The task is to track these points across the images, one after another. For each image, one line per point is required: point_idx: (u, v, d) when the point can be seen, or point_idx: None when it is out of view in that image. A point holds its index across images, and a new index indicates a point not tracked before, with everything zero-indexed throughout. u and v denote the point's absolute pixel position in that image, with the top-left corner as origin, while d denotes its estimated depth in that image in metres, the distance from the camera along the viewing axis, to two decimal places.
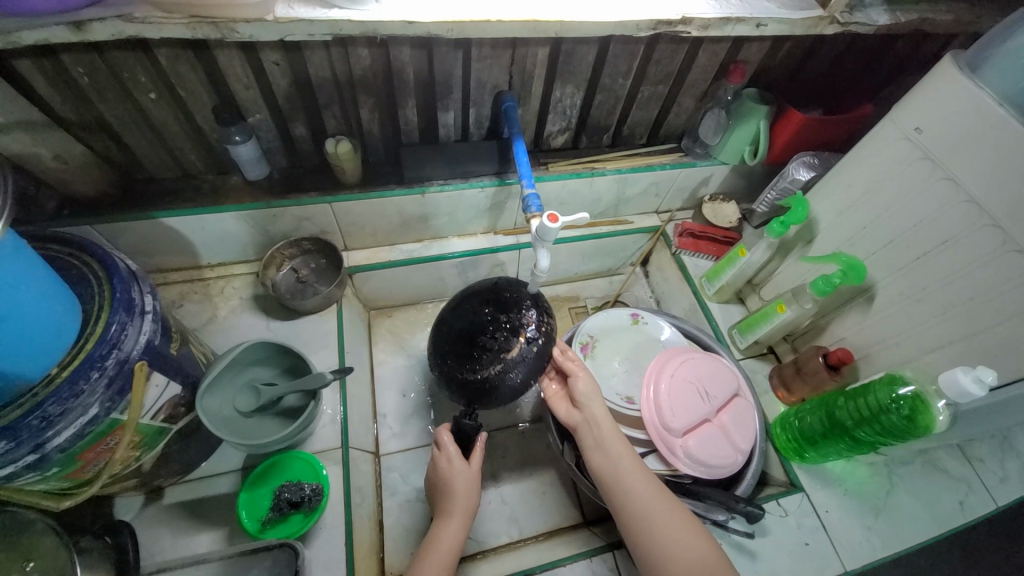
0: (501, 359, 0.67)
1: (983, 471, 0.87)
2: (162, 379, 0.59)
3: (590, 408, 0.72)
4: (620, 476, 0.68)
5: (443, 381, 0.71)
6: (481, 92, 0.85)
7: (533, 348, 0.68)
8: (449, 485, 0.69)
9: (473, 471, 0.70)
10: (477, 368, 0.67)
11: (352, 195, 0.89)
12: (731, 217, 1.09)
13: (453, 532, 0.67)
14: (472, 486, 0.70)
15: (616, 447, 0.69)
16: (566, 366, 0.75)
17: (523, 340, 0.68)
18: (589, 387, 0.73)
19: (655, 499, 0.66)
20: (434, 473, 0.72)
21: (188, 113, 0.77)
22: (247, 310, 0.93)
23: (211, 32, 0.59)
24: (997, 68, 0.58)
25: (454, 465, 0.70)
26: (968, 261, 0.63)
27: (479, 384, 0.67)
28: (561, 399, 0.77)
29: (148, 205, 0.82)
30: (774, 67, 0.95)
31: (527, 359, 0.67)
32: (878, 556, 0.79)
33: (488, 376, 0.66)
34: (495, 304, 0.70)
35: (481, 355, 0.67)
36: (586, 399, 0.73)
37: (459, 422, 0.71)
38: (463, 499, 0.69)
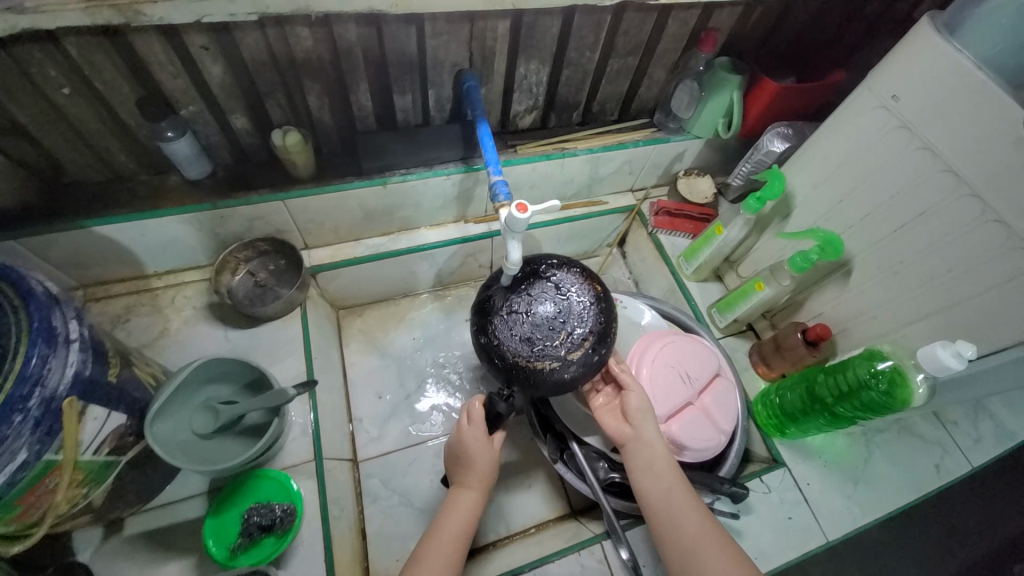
0: (560, 356, 0.65)
1: (957, 434, 0.89)
2: (100, 411, 0.54)
3: (642, 427, 0.68)
4: (667, 503, 0.64)
5: (488, 358, 0.69)
6: (439, 70, 0.79)
7: (597, 355, 0.65)
8: (471, 462, 0.69)
9: (496, 450, 0.70)
10: (533, 358, 0.65)
11: (307, 190, 0.82)
12: (707, 192, 1.06)
13: (467, 503, 0.67)
14: (493, 465, 0.70)
15: (665, 472, 0.65)
16: (621, 378, 0.72)
17: (586, 344, 0.65)
18: (641, 404, 0.70)
19: (704, 530, 0.61)
20: (455, 447, 0.72)
21: (110, 109, 0.69)
22: (202, 321, 0.87)
23: (114, 17, 0.51)
24: (976, 29, 0.56)
25: (478, 445, 0.69)
26: (946, 231, 0.62)
27: (529, 374, 0.65)
28: (608, 409, 0.73)
29: (77, 214, 0.74)
30: (747, 33, 0.91)
31: (583, 365, 0.65)
32: (860, 524, 0.80)
33: (541, 369, 0.65)
34: (565, 300, 0.68)
35: (540, 349, 0.65)
36: (639, 415, 0.69)
37: (493, 402, 0.70)
38: (483, 473, 0.69)
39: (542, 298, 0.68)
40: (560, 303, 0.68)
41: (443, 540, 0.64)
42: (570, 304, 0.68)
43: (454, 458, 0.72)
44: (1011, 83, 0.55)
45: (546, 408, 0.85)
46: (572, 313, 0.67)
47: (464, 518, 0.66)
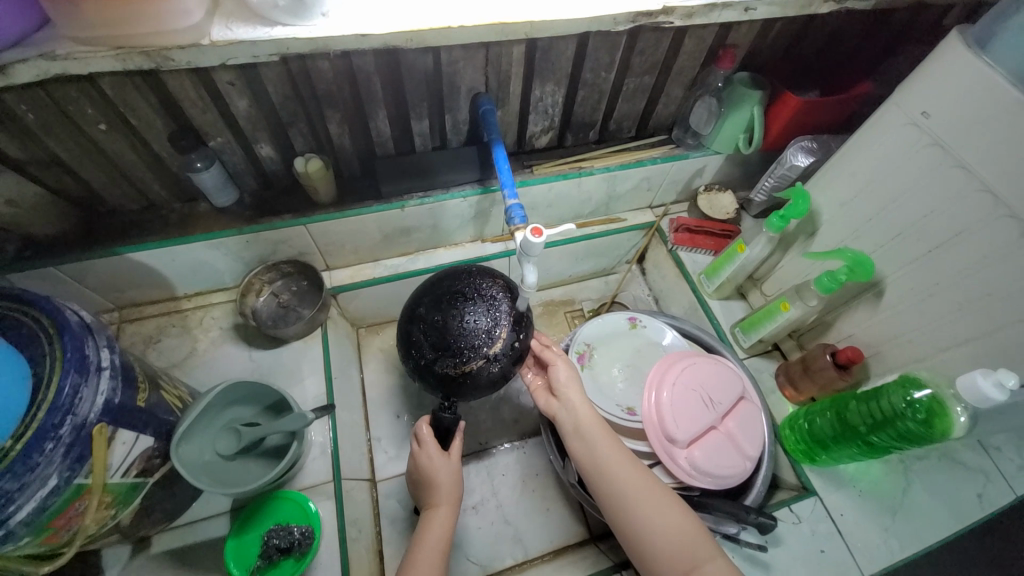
0: (485, 354, 0.64)
1: (1001, 460, 0.82)
2: (129, 436, 0.56)
3: (568, 395, 0.72)
4: (602, 461, 0.67)
5: (420, 377, 0.67)
6: (455, 95, 0.80)
7: (517, 343, 0.66)
8: (432, 479, 0.70)
9: (455, 462, 0.71)
10: (459, 364, 0.64)
11: (328, 215, 0.84)
12: (728, 207, 1.04)
13: (441, 520, 0.68)
14: (456, 478, 0.70)
15: (594, 434, 0.69)
16: (546, 355, 0.76)
17: (503, 334, 0.65)
18: (568, 375, 0.74)
19: (635, 479, 0.66)
20: (414, 469, 0.72)
21: (144, 141, 0.72)
22: (228, 341, 0.89)
23: (144, 62, 0.54)
24: (1010, 43, 0.53)
25: (436, 461, 0.70)
26: (984, 253, 0.59)
27: (462, 381, 0.64)
28: (541, 389, 0.77)
29: (114, 240, 0.78)
30: (767, 47, 0.89)
31: (508, 354, 0.65)
32: (898, 559, 0.75)
33: (469, 372, 0.64)
34: (476, 296, 0.66)
35: (462, 351, 0.64)
36: (565, 387, 0.73)
37: (437, 416, 0.69)
38: (449, 487, 0.69)
39: (454, 303, 0.66)
40: (469, 296, 0.66)
41: (426, 554, 0.65)
42: (482, 300, 0.66)
43: (417, 479, 0.72)
44: None
45: None
46: (486, 307, 0.66)
47: (445, 526, 0.68)
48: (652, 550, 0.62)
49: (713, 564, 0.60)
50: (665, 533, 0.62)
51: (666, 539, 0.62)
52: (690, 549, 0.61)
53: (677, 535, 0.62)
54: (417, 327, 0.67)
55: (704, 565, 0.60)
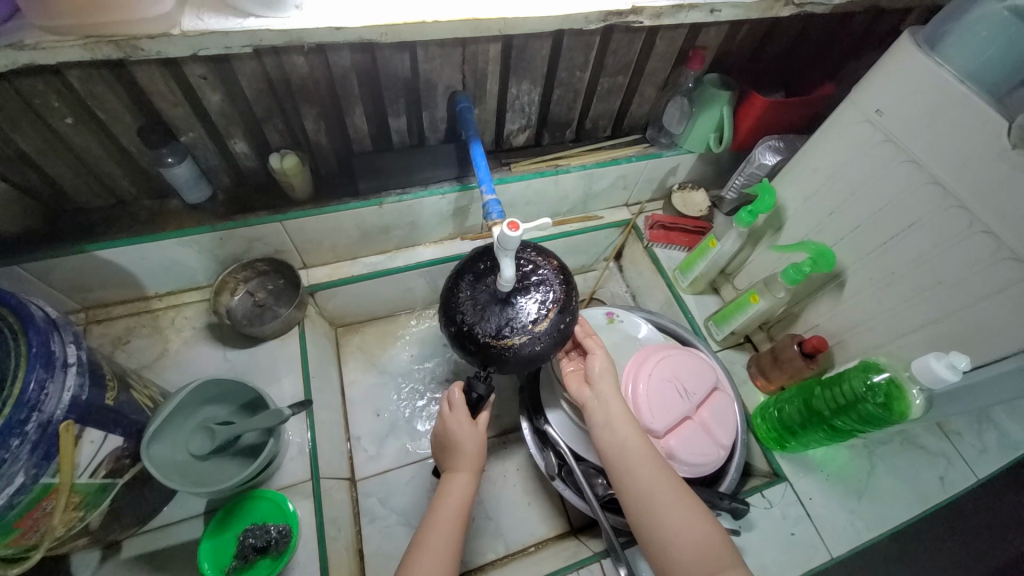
0: (530, 330, 0.67)
1: (962, 444, 0.87)
2: (98, 435, 0.55)
3: (601, 386, 0.73)
4: (629, 457, 0.66)
5: (461, 345, 0.70)
6: (433, 92, 0.80)
7: (561, 325, 0.69)
8: (457, 446, 0.70)
9: (481, 432, 0.71)
10: (503, 336, 0.67)
11: (305, 211, 0.84)
12: (701, 205, 1.07)
13: (460, 486, 0.68)
14: (480, 446, 0.71)
15: (625, 432, 0.68)
16: (587, 344, 0.78)
17: (549, 315, 0.68)
18: (605, 367, 0.75)
19: (663, 482, 0.64)
20: (440, 434, 0.73)
21: (113, 136, 0.71)
22: (202, 341, 0.88)
23: (112, 52, 0.53)
24: (956, 44, 0.57)
25: (463, 428, 0.71)
26: (934, 243, 0.63)
27: (503, 353, 0.67)
28: (574, 375, 0.78)
29: (81, 238, 0.76)
30: (735, 50, 0.93)
31: (551, 334, 0.68)
32: (864, 539, 0.78)
33: (511, 346, 0.67)
34: (527, 275, 0.71)
35: (508, 325, 0.68)
36: (599, 378, 0.74)
37: (470, 384, 0.71)
38: (471, 455, 0.70)
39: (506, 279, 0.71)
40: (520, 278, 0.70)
41: (442, 522, 0.64)
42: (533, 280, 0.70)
43: (441, 445, 0.73)
44: (994, 96, 0.56)
45: (542, 423, 0.85)
46: (536, 287, 0.70)
47: (459, 500, 0.67)
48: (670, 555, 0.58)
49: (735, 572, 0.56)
50: (687, 537, 0.59)
51: (684, 542, 0.59)
52: (712, 555, 0.57)
53: (700, 542, 0.58)
54: (466, 297, 0.71)
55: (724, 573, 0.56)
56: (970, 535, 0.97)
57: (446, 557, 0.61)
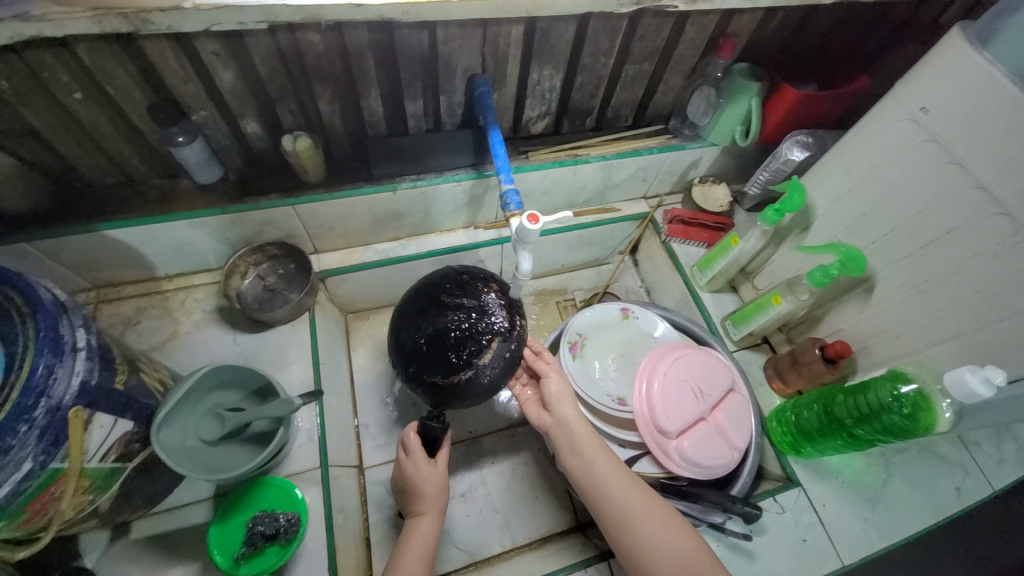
0: (473, 364, 0.62)
1: (980, 455, 0.84)
2: (107, 419, 0.55)
3: (560, 410, 0.71)
4: (597, 475, 0.66)
5: (409, 382, 0.65)
6: (451, 76, 0.77)
7: (507, 353, 0.63)
8: (419, 488, 0.69)
9: (440, 471, 0.70)
10: (446, 373, 0.62)
11: (317, 196, 0.82)
12: (722, 200, 1.04)
13: (426, 525, 0.68)
14: (442, 486, 0.70)
15: (590, 450, 0.67)
16: (538, 367, 0.74)
17: (492, 344, 0.62)
18: (561, 389, 0.72)
19: (637, 497, 0.63)
20: (402, 478, 0.72)
21: (123, 113, 0.69)
22: (211, 324, 0.87)
23: (122, 25, 0.52)
24: (1011, 40, 0.53)
25: (421, 469, 0.70)
26: (975, 251, 0.60)
27: (450, 390, 0.62)
28: (532, 403, 0.76)
29: (91, 217, 0.75)
30: (768, 38, 0.88)
31: (498, 363, 0.63)
32: (876, 548, 0.77)
33: (458, 382, 0.62)
34: (464, 301, 0.64)
35: (449, 360, 0.62)
36: (557, 401, 0.72)
37: (425, 425, 0.67)
38: (433, 495, 0.69)
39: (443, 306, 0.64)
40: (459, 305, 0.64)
41: (414, 558, 0.64)
42: (472, 305, 0.63)
43: (402, 487, 0.72)
44: None
45: None
46: (474, 314, 0.63)
47: (425, 542, 0.66)
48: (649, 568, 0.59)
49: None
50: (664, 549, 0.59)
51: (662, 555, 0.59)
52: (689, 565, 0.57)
53: (675, 550, 0.59)
54: (405, 330, 0.65)
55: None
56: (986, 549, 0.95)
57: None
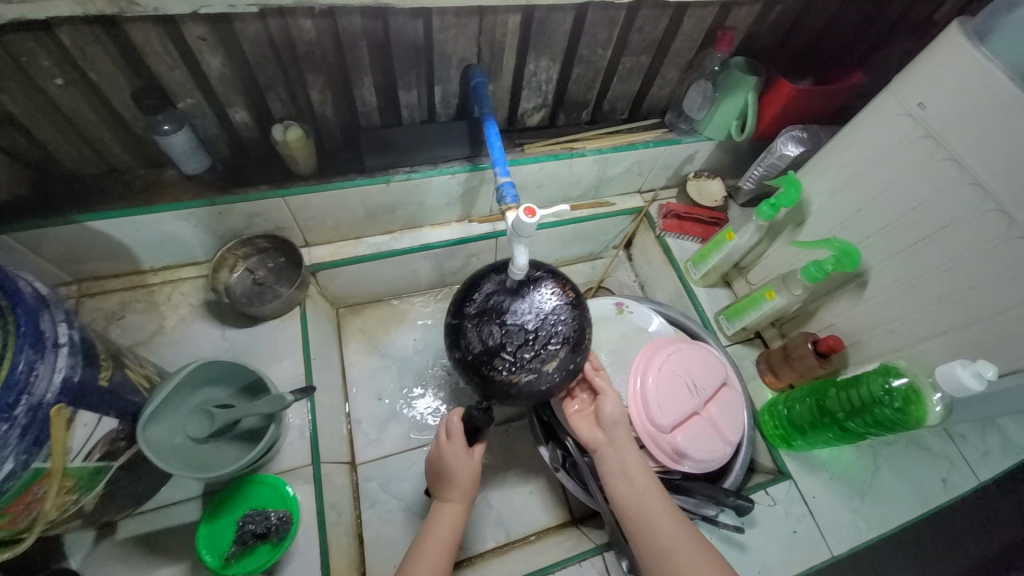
0: (537, 368, 0.63)
1: (966, 447, 0.86)
2: (91, 417, 0.53)
3: (616, 433, 0.71)
4: (645, 512, 0.64)
5: (463, 371, 0.66)
6: (446, 66, 0.76)
7: (571, 365, 0.64)
8: (452, 476, 0.68)
9: (476, 463, 0.69)
10: (508, 371, 0.62)
11: (308, 187, 0.80)
12: (716, 194, 1.03)
13: (452, 514, 0.68)
14: (473, 477, 0.69)
15: (643, 484, 0.66)
16: (596, 384, 0.74)
17: (559, 354, 0.64)
18: (617, 411, 0.72)
19: (686, 537, 0.63)
20: (433, 461, 0.71)
21: (105, 100, 0.66)
22: (199, 318, 0.85)
23: (106, 7, 0.49)
24: (1008, 37, 0.53)
25: (458, 458, 0.69)
26: (967, 247, 0.60)
27: (506, 388, 0.63)
28: (581, 417, 0.75)
29: (72, 207, 0.72)
30: (764, 32, 0.88)
31: (559, 374, 0.64)
32: (864, 539, 0.79)
33: (516, 382, 0.63)
34: (540, 304, 0.65)
35: (514, 360, 0.63)
36: (612, 424, 0.71)
37: (469, 415, 0.67)
38: (464, 487, 0.68)
39: (518, 303, 0.65)
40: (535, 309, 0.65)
41: (438, 549, 0.64)
42: (547, 309, 0.65)
43: (433, 471, 0.71)
44: None
45: (548, 414, 0.84)
46: (549, 320, 0.64)
47: (449, 534, 0.66)
48: None
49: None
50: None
51: None
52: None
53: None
54: (472, 321, 0.66)
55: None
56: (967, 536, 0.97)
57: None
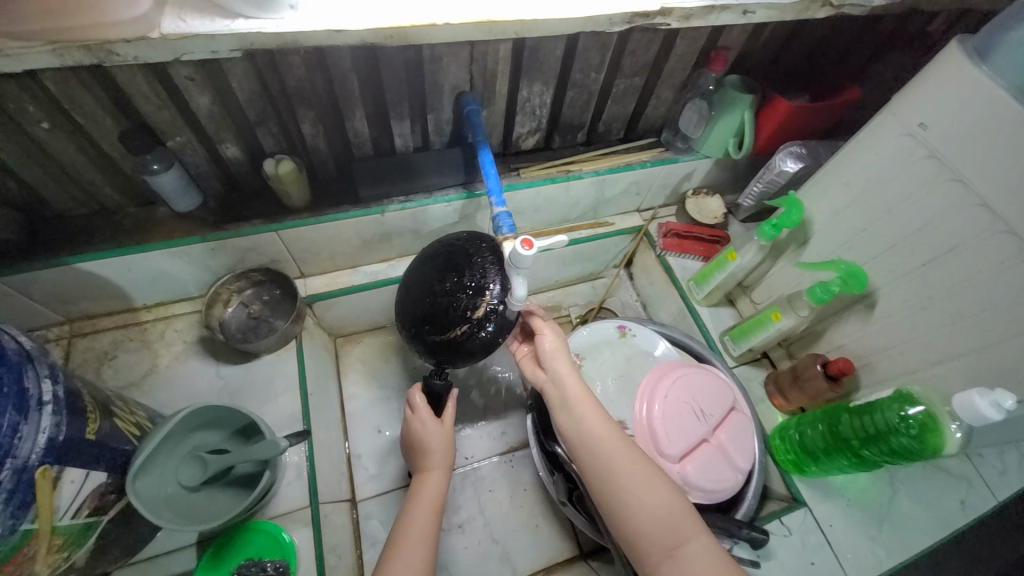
0: (470, 318, 0.63)
1: (980, 465, 0.79)
2: (78, 473, 0.51)
3: (557, 367, 0.69)
4: (588, 439, 0.63)
5: (414, 341, 0.69)
6: (438, 95, 0.75)
7: (502, 307, 0.64)
8: (424, 446, 0.70)
9: (447, 428, 0.71)
10: (445, 329, 0.64)
11: (301, 220, 0.79)
12: (716, 211, 1.01)
13: (432, 483, 0.67)
14: (447, 443, 0.70)
15: (582, 411, 0.65)
16: (536, 323, 0.73)
17: (488, 297, 0.64)
18: (555, 347, 0.70)
19: (625, 459, 0.61)
20: (407, 438, 0.72)
21: (94, 141, 0.65)
22: (193, 356, 0.83)
23: (85, 57, 0.49)
24: (1010, 56, 0.52)
25: (428, 427, 0.70)
26: (978, 269, 0.59)
27: (451, 346, 0.65)
28: (527, 359, 0.75)
29: (62, 249, 0.71)
30: (759, 50, 0.87)
31: (495, 317, 0.64)
32: (886, 568, 0.75)
33: (456, 338, 0.64)
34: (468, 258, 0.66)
35: (450, 316, 0.64)
36: (552, 359, 0.69)
37: (429, 382, 0.71)
38: (439, 452, 0.69)
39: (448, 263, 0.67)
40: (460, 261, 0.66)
41: (422, 516, 0.64)
42: (472, 259, 0.66)
43: (408, 445, 0.72)
44: None
45: (551, 445, 0.81)
46: (475, 268, 0.65)
47: (432, 500, 0.66)
48: (635, 525, 0.57)
49: (699, 540, 0.55)
50: (651, 513, 0.57)
51: (651, 514, 0.57)
52: (671, 528, 0.56)
53: (660, 510, 0.57)
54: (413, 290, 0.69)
55: (686, 544, 0.55)
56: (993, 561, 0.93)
57: (427, 552, 0.61)
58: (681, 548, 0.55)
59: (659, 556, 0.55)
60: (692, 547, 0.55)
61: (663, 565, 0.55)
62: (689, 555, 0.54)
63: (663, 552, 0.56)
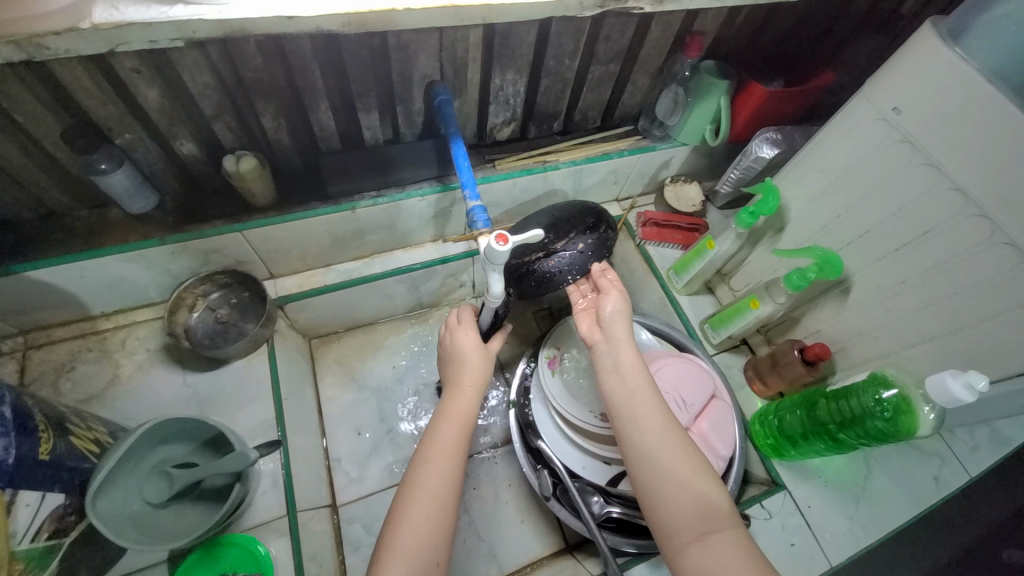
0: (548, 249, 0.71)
1: (953, 442, 0.84)
2: (34, 496, 0.48)
3: (614, 330, 0.66)
4: (635, 407, 0.61)
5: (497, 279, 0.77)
6: (407, 85, 0.72)
7: (580, 247, 0.70)
8: (462, 363, 0.69)
9: (488, 356, 0.70)
10: (522, 255, 0.72)
11: (267, 219, 0.75)
12: (695, 199, 1.01)
13: (465, 401, 0.66)
14: (484, 368, 0.69)
15: (635, 383, 0.62)
16: (601, 282, 0.69)
17: (571, 242, 0.71)
18: (619, 310, 0.66)
19: (671, 436, 0.59)
20: (446, 353, 0.71)
21: (34, 140, 0.61)
22: (158, 364, 0.80)
23: (13, 53, 0.45)
24: (984, 37, 0.52)
25: (468, 344, 0.70)
26: (950, 254, 0.59)
27: (519, 268, 0.71)
28: (585, 314, 0.69)
29: (6, 257, 0.66)
30: (733, 34, 0.86)
31: (569, 256, 0.70)
32: (862, 546, 0.77)
33: (528, 262, 0.71)
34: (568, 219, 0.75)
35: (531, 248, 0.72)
36: (612, 322, 0.66)
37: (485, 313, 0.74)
38: (476, 374, 0.68)
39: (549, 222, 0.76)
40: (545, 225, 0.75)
41: (448, 436, 0.63)
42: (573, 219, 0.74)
43: (446, 358, 0.71)
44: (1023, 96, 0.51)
45: (536, 439, 0.82)
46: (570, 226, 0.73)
47: (460, 418, 0.65)
48: (668, 504, 0.55)
49: (733, 531, 0.53)
50: (690, 496, 0.55)
51: (686, 499, 0.55)
52: (706, 515, 0.54)
53: (698, 497, 0.55)
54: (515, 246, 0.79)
55: (720, 531, 0.53)
56: (966, 533, 0.97)
57: (449, 472, 0.61)
58: (713, 536, 0.53)
59: (687, 539, 0.53)
60: (725, 538, 0.52)
61: (689, 547, 0.53)
62: (721, 544, 0.52)
63: (691, 535, 0.53)
